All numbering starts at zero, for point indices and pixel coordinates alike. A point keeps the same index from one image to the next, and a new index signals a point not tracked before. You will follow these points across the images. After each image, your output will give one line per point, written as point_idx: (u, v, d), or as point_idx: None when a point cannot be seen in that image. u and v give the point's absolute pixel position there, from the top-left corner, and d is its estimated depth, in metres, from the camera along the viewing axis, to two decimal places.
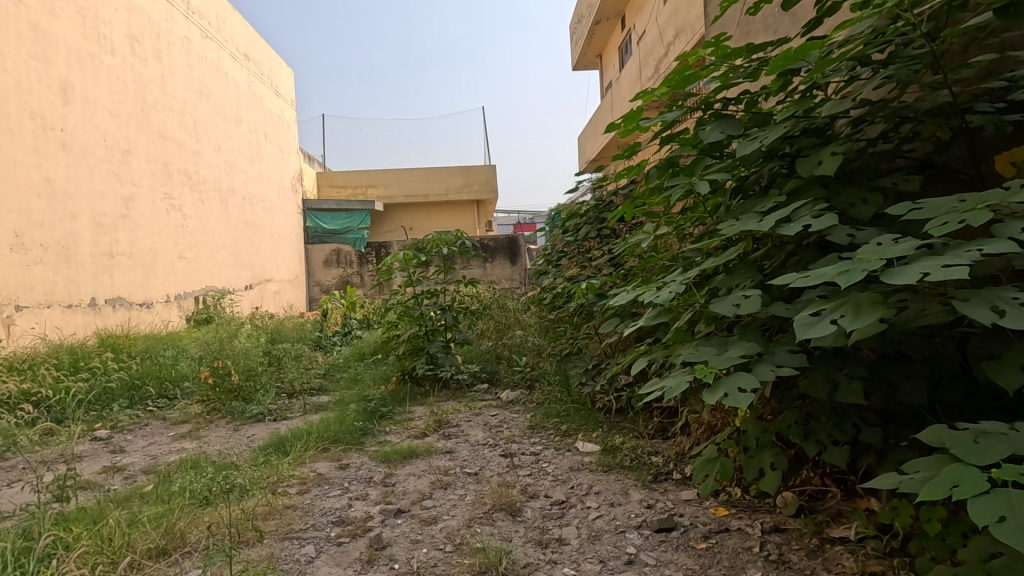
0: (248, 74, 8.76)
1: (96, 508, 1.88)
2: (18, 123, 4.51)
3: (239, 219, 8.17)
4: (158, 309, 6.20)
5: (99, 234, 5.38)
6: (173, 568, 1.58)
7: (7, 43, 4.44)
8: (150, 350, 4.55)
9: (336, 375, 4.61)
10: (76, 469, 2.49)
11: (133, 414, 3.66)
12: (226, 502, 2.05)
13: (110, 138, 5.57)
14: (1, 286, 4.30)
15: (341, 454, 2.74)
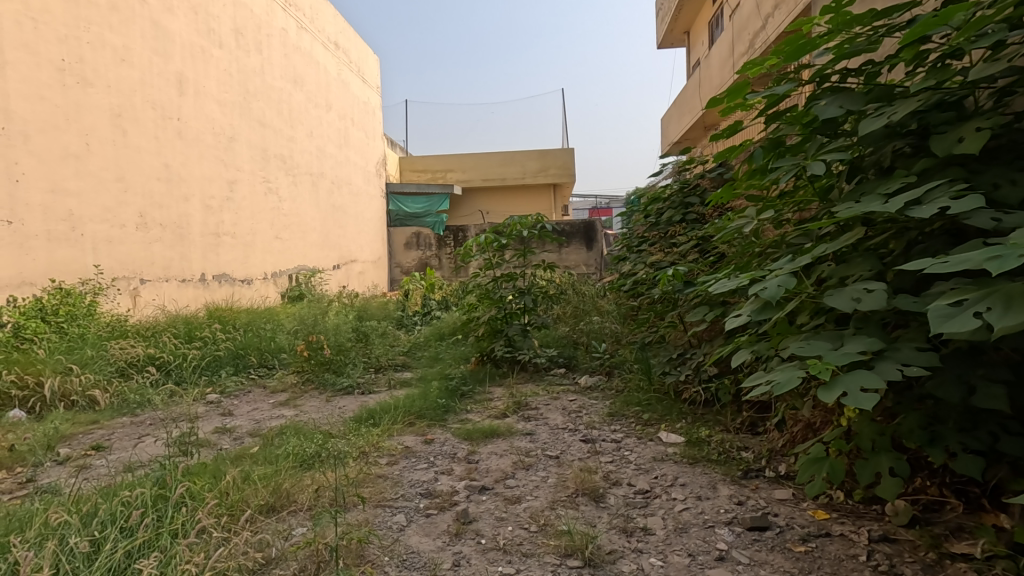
0: (338, 62, 9.13)
1: (214, 464, 2.07)
2: (141, 114, 4.98)
3: (328, 201, 8.59)
4: (257, 286, 6.69)
5: (208, 216, 5.86)
6: (282, 523, 1.72)
7: (133, 41, 4.88)
8: (252, 323, 4.91)
9: (418, 353, 4.78)
10: (195, 429, 2.75)
11: (238, 381, 3.98)
12: (323, 466, 2.19)
13: (217, 126, 6.02)
14: (128, 261, 4.81)
15: (426, 429, 2.84)
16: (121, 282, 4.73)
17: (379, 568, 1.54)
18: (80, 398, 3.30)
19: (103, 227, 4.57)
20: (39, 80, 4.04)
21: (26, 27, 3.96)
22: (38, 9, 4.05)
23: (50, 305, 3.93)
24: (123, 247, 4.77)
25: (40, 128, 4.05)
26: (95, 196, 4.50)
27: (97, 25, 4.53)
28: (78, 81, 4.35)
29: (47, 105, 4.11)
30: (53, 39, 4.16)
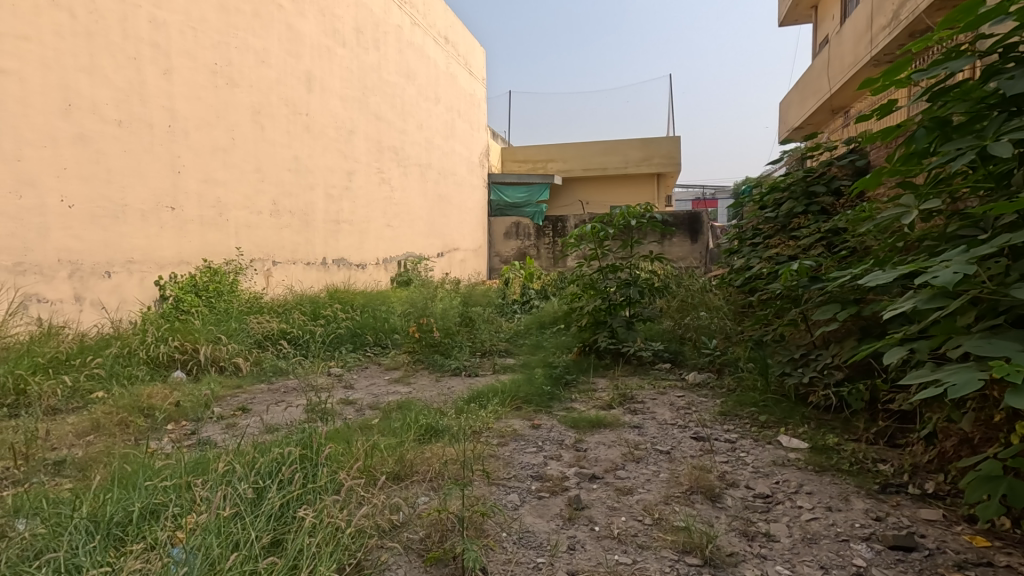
0: (447, 56, 9.42)
1: (345, 431, 2.26)
2: (277, 110, 5.47)
3: (434, 191, 8.93)
4: (371, 270, 7.14)
5: (330, 204, 6.33)
6: (407, 491, 1.86)
7: (271, 44, 5.36)
8: (368, 304, 5.25)
9: (520, 340, 4.86)
10: (325, 398, 3.00)
11: (357, 357, 4.29)
12: (439, 442, 2.31)
13: (339, 120, 6.46)
14: (264, 245, 5.34)
15: (532, 414, 2.89)
16: (258, 263, 5.26)
17: (499, 543, 1.62)
18: (227, 364, 3.72)
19: (244, 214, 5.10)
20: (196, 82, 4.57)
21: (188, 35, 4.48)
22: (197, 19, 4.56)
23: (202, 281, 4.48)
24: (260, 232, 5.30)
25: (196, 125, 4.59)
26: (238, 185, 5.03)
27: (243, 30, 5.02)
28: (226, 82, 4.87)
29: (203, 104, 4.64)
30: (208, 46, 4.67)
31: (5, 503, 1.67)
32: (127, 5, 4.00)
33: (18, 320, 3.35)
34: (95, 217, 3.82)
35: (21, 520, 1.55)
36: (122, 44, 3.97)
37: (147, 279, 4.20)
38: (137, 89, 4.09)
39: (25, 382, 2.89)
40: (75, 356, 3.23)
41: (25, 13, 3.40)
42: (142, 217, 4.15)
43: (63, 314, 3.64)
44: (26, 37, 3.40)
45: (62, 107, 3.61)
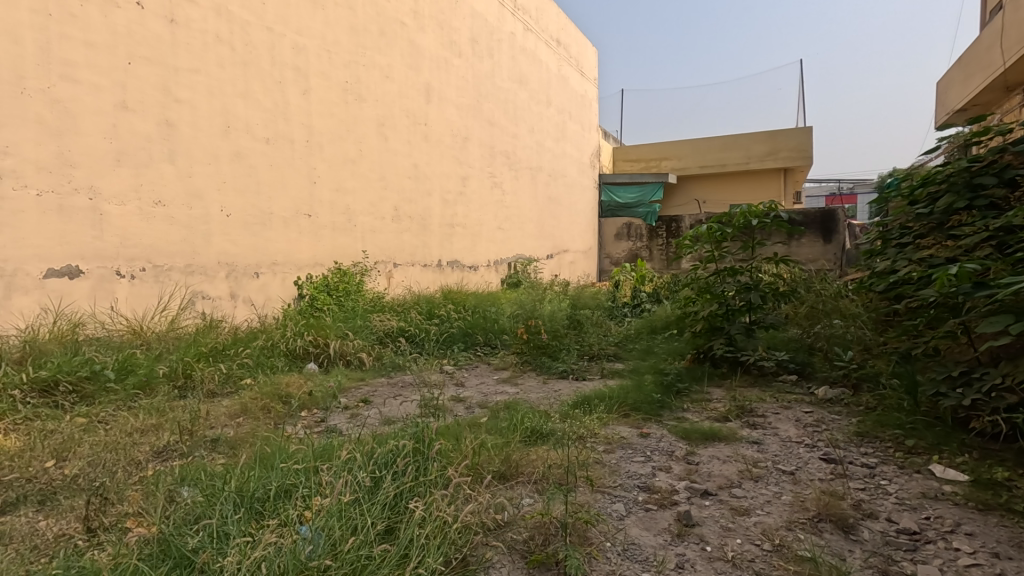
0: (559, 58, 9.44)
1: (454, 428, 2.34)
2: (399, 121, 5.83)
3: (544, 193, 8.99)
4: (482, 272, 7.38)
5: (445, 209, 6.63)
6: (512, 492, 1.90)
7: (394, 60, 5.73)
8: (479, 305, 5.40)
9: (629, 344, 4.73)
10: (437, 395, 3.15)
11: (468, 356, 4.45)
12: (545, 445, 2.32)
13: (454, 128, 6.74)
14: (386, 248, 5.73)
15: (641, 422, 2.80)
16: (381, 265, 5.66)
17: (603, 553, 1.59)
18: (353, 358, 4.03)
19: (369, 219, 5.51)
20: (330, 100, 5.02)
21: (324, 58, 4.94)
22: (332, 42, 5.00)
23: (333, 282, 4.91)
24: (383, 236, 5.69)
25: (330, 139, 5.04)
26: (364, 193, 5.44)
27: (370, 49, 5.42)
28: (355, 98, 5.29)
29: (335, 119, 5.09)
30: (340, 66, 5.10)
31: (174, 472, 1.94)
32: (275, 35, 4.50)
33: (187, 314, 3.89)
34: (247, 224, 4.35)
35: (184, 488, 1.79)
36: (270, 70, 4.48)
37: (287, 280, 4.69)
38: (281, 110, 4.59)
39: (191, 368, 3.35)
40: (230, 346, 3.69)
41: (196, 49, 3.95)
42: (284, 224, 4.64)
43: (221, 309, 4.18)
44: (196, 70, 3.96)
45: (223, 129, 4.15)
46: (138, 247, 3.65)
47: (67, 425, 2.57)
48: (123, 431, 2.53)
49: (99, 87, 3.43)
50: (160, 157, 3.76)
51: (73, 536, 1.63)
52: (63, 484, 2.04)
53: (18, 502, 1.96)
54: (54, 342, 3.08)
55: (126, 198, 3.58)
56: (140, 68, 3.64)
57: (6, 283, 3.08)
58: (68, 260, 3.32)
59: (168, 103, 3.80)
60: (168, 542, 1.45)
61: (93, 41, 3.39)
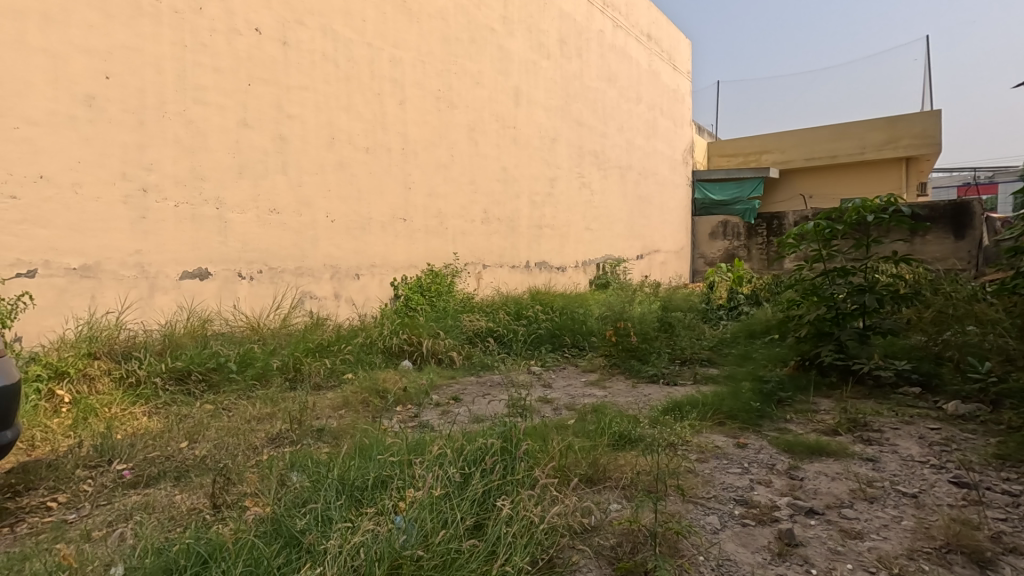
0: (651, 53, 9.18)
1: (542, 429, 2.35)
2: (488, 125, 5.96)
3: (635, 192, 8.78)
4: (570, 273, 7.35)
5: (534, 210, 6.68)
6: (599, 496, 1.89)
7: (484, 65, 5.87)
8: (567, 305, 5.37)
9: (725, 349, 4.49)
10: (525, 395, 3.18)
11: (555, 357, 4.45)
12: (633, 451, 2.27)
13: (543, 129, 6.77)
14: (476, 250, 5.89)
15: (737, 432, 2.66)
16: (471, 266, 5.82)
17: (695, 566, 1.54)
18: (444, 356, 4.18)
19: (460, 222, 5.68)
20: (424, 109, 5.24)
21: (418, 68, 5.16)
22: (425, 53, 5.21)
23: (426, 282, 5.12)
24: (473, 238, 5.84)
25: (424, 146, 5.26)
26: (456, 196, 5.62)
27: (462, 57, 5.59)
28: (447, 105, 5.47)
29: (429, 126, 5.30)
30: (434, 75, 5.31)
31: (285, 457, 2.12)
32: (374, 49, 4.77)
33: (297, 312, 4.23)
34: (349, 229, 4.64)
35: (294, 473, 1.95)
36: (370, 83, 4.75)
37: (385, 281, 4.95)
38: (380, 120, 4.85)
39: (300, 362, 3.63)
40: (333, 342, 3.96)
41: (305, 68, 4.29)
42: (382, 228, 4.91)
43: (326, 308, 4.50)
44: (305, 87, 4.29)
45: (328, 141, 4.46)
46: (256, 251, 4.03)
47: (197, 411, 2.88)
48: (243, 418, 2.80)
49: (224, 107, 3.82)
50: (275, 169, 4.12)
51: (203, 510, 1.83)
52: (194, 463, 2.30)
53: (160, 477, 2.23)
54: (188, 335, 3.47)
55: (246, 207, 3.96)
56: (258, 88, 4.01)
57: (150, 283, 3.51)
58: (199, 263, 3.73)
59: (281, 119, 4.16)
60: (279, 522, 1.58)
61: (219, 67, 3.79)
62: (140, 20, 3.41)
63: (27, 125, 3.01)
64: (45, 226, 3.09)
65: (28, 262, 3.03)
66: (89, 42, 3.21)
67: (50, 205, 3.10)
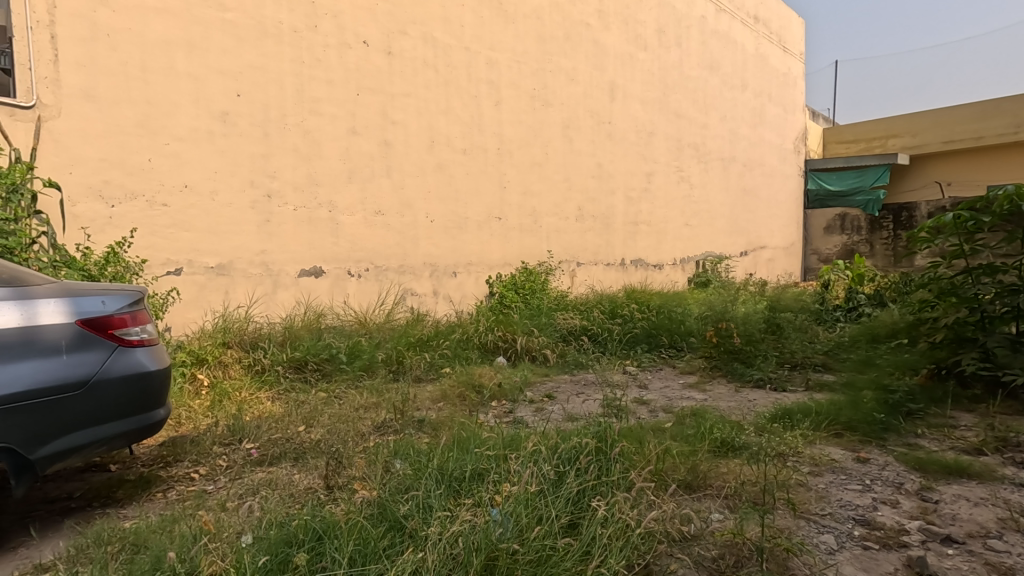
0: (758, 35, 8.60)
1: (638, 430, 2.29)
2: (583, 122, 5.92)
3: (739, 185, 8.28)
4: (668, 271, 7.11)
5: (630, 207, 6.53)
6: (699, 504, 1.82)
7: (579, 61, 5.82)
8: (664, 304, 5.18)
9: (843, 354, 4.11)
10: (620, 396, 3.12)
11: (651, 358, 4.33)
12: (737, 459, 2.16)
13: (639, 123, 6.59)
14: (571, 248, 5.87)
15: (856, 445, 2.43)
16: (565, 264, 5.81)
17: None
18: (538, 354, 4.21)
19: (554, 220, 5.69)
20: (520, 109, 5.30)
21: (514, 69, 5.23)
22: (521, 53, 5.27)
23: (520, 280, 5.18)
24: (567, 236, 5.83)
25: (519, 145, 5.33)
26: (550, 194, 5.63)
27: (557, 55, 5.58)
28: (542, 103, 5.50)
29: (524, 126, 5.36)
30: (529, 74, 5.35)
31: (389, 445, 2.24)
32: (471, 53, 4.90)
33: (400, 308, 4.46)
34: (447, 228, 4.82)
35: (397, 461, 2.06)
36: (467, 86, 4.89)
37: (480, 278, 5.08)
38: (476, 122, 4.98)
39: (402, 356, 3.82)
40: (432, 337, 4.12)
41: (408, 76, 4.50)
42: (478, 227, 5.04)
43: (426, 305, 4.71)
44: (408, 93, 4.50)
45: (428, 144, 4.65)
46: (363, 250, 4.30)
47: (313, 398, 3.14)
48: (352, 406, 3.00)
49: (336, 117, 4.11)
50: (380, 173, 4.37)
51: (318, 490, 2.00)
52: (311, 445, 2.52)
53: (281, 457, 2.46)
54: (305, 328, 3.78)
55: (355, 209, 4.24)
56: (366, 97, 4.27)
57: (274, 280, 3.87)
58: (315, 262, 4.05)
59: (386, 125, 4.40)
60: (385, 505, 1.68)
61: (332, 79, 4.08)
62: (265, 41, 3.76)
63: (174, 141, 3.44)
64: (189, 229, 3.51)
65: (175, 261, 3.46)
66: (224, 64, 3.60)
67: (192, 211, 3.52)
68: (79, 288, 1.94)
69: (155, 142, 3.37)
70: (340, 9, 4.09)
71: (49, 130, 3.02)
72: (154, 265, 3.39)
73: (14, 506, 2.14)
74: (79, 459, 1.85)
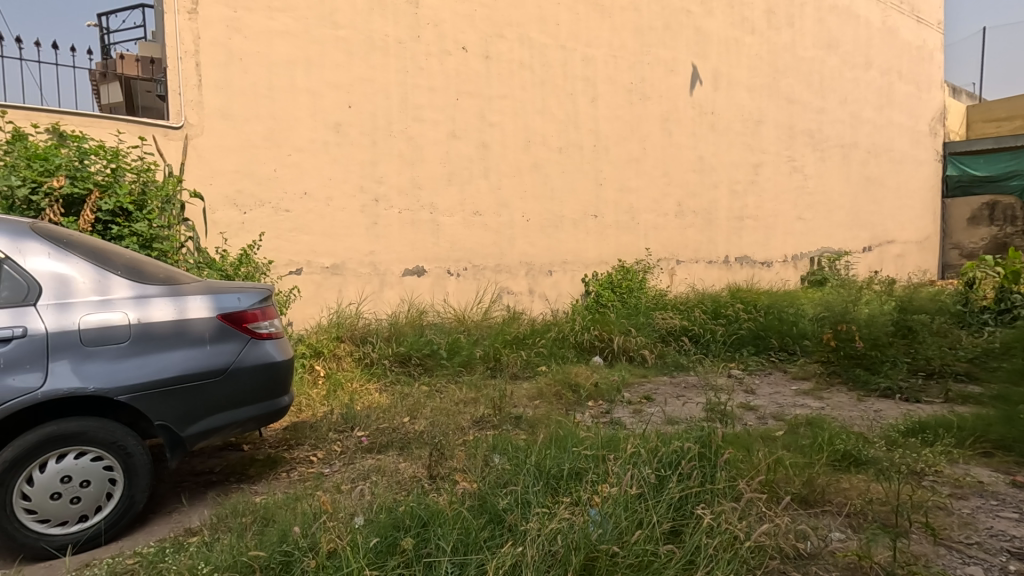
0: (886, 7, 7.74)
1: (746, 438, 2.16)
2: (684, 114, 5.68)
3: (862, 174, 7.53)
4: (778, 269, 6.64)
5: (734, 201, 6.18)
6: (816, 520, 1.70)
7: (680, 51, 5.59)
8: (774, 304, 4.83)
9: (993, 362, 3.60)
10: (724, 400, 2.96)
11: (759, 361, 4.07)
12: (861, 475, 1.97)
13: (746, 112, 6.20)
14: (670, 245, 5.66)
15: (1010, 468, 2.13)
16: (664, 262, 5.62)
17: None
18: (636, 354, 4.11)
19: (652, 216, 5.52)
20: (617, 104, 5.20)
21: (611, 64, 5.14)
22: (617, 47, 5.17)
23: (617, 279, 5.08)
24: (666, 233, 5.63)
25: (616, 141, 5.23)
26: (648, 190, 5.47)
27: (655, 46, 5.41)
28: (640, 97, 5.35)
29: (621, 121, 5.25)
30: (626, 68, 5.24)
31: (488, 440, 2.29)
32: (568, 51, 4.88)
33: (496, 306, 4.56)
34: (543, 227, 4.84)
35: (496, 455, 2.11)
36: (563, 84, 4.88)
37: (576, 277, 5.05)
38: (572, 120, 4.95)
39: (499, 353, 3.90)
40: (529, 335, 4.16)
41: (505, 78, 4.58)
42: (574, 226, 5.02)
43: (522, 303, 4.77)
44: (505, 95, 4.58)
45: (524, 144, 4.71)
46: (462, 250, 4.44)
47: (417, 391, 3.30)
48: (452, 401, 3.11)
49: (437, 122, 4.28)
50: (478, 174, 4.49)
51: (422, 478, 2.10)
52: (415, 436, 2.65)
53: (389, 445, 2.61)
54: (408, 324, 3.97)
55: (454, 211, 4.39)
56: (465, 101, 4.40)
57: (381, 279, 4.12)
58: (417, 262, 4.25)
59: (484, 127, 4.51)
60: (485, 499, 1.72)
61: (433, 86, 4.25)
62: (373, 55, 4.00)
63: (296, 152, 3.76)
64: (308, 233, 3.83)
65: (296, 262, 3.79)
66: (337, 78, 3.88)
67: (310, 215, 3.83)
68: (219, 286, 2.19)
69: (280, 154, 3.71)
70: (440, 18, 4.25)
71: (195, 147, 3.43)
72: (278, 265, 3.73)
73: (169, 476, 2.46)
74: (219, 438, 2.08)
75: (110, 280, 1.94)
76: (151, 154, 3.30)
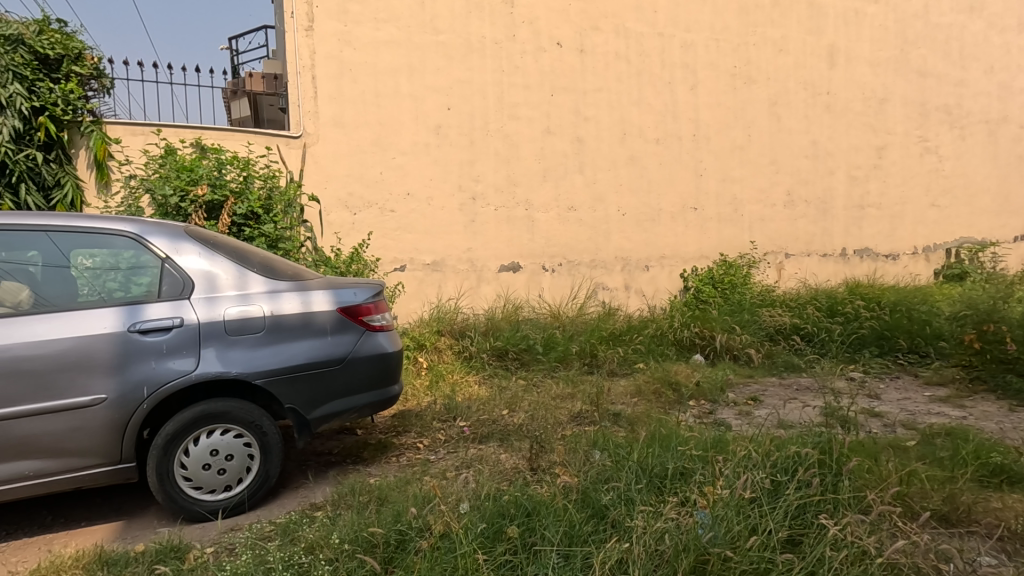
0: None
1: (872, 445, 1.99)
2: (795, 95, 5.28)
3: (1014, 152, 6.56)
4: (906, 262, 5.99)
5: (853, 188, 5.65)
6: (957, 541, 1.55)
7: (790, 28, 5.20)
8: (902, 301, 4.35)
9: None
10: (843, 404, 2.73)
11: (883, 364, 3.72)
12: (1015, 497, 1.75)
13: (868, 89, 5.64)
14: (779, 237, 5.31)
15: None
16: (771, 256, 5.29)
17: None
18: (741, 353, 3.89)
19: (758, 207, 5.20)
20: (719, 90, 4.95)
21: (712, 48, 4.90)
22: (720, 29, 4.91)
23: (718, 274, 4.83)
24: (774, 224, 5.28)
25: (718, 130, 4.98)
26: (753, 179, 5.16)
27: (763, 25, 5.07)
28: (745, 81, 5.05)
29: (724, 108, 4.99)
30: (729, 51, 4.96)
31: (587, 436, 2.28)
32: (666, 38, 4.71)
33: (591, 302, 4.53)
34: (639, 221, 4.73)
35: (596, 451, 2.10)
36: (661, 73, 4.72)
37: (674, 272, 4.88)
38: (671, 109, 4.79)
39: (595, 349, 3.87)
40: (625, 332, 4.08)
41: (601, 71, 4.52)
42: (673, 219, 4.85)
43: (618, 299, 4.69)
44: (600, 88, 4.53)
45: (620, 137, 4.62)
46: (557, 246, 4.46)
47: (514, 385, 3.37)
48: (549, 396, 3.14)
49: (532, 119, 4.33)
50: (573, 169, 4.48)
51: (524, 470, 2.14)
52: (514, 428, 2.71)
53: (490, 436, 2.69)
54: (505, 319, 4.05)
55: (550, 207, 4.42)
56: (559, 97, 4.40)
57: (478, 275, 4.24)
58: (513, 258, 4.32)
59: (579, 122, 4.48)
60: (588, 493, 1.72)
61: (528, 84, 4.30)
62: (471, 57, 4.12)
63: (400, 155, 3.96)
64: (411, 231, 4.02)
65: (401, 259, 4.00)
66: (438, 82, 4.04)
67: (414, 215, 4.02)
68: (338, 282, 2.36)
69: (386, 158, 3.93)
70: (535, 15, 4.27)
71: (312, 154, 3.74)
72: (385, 262, 3.97)
73: (295, 454, 2.70)
74: (340, 422, 2.25)
75: (248, 277, 2.16)
76: (276, 162, 3.65)
